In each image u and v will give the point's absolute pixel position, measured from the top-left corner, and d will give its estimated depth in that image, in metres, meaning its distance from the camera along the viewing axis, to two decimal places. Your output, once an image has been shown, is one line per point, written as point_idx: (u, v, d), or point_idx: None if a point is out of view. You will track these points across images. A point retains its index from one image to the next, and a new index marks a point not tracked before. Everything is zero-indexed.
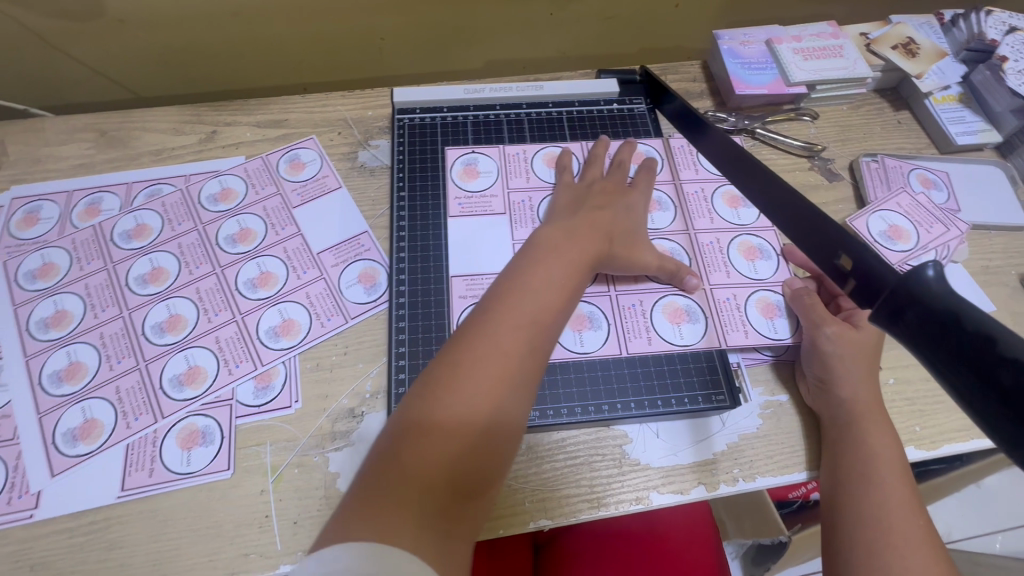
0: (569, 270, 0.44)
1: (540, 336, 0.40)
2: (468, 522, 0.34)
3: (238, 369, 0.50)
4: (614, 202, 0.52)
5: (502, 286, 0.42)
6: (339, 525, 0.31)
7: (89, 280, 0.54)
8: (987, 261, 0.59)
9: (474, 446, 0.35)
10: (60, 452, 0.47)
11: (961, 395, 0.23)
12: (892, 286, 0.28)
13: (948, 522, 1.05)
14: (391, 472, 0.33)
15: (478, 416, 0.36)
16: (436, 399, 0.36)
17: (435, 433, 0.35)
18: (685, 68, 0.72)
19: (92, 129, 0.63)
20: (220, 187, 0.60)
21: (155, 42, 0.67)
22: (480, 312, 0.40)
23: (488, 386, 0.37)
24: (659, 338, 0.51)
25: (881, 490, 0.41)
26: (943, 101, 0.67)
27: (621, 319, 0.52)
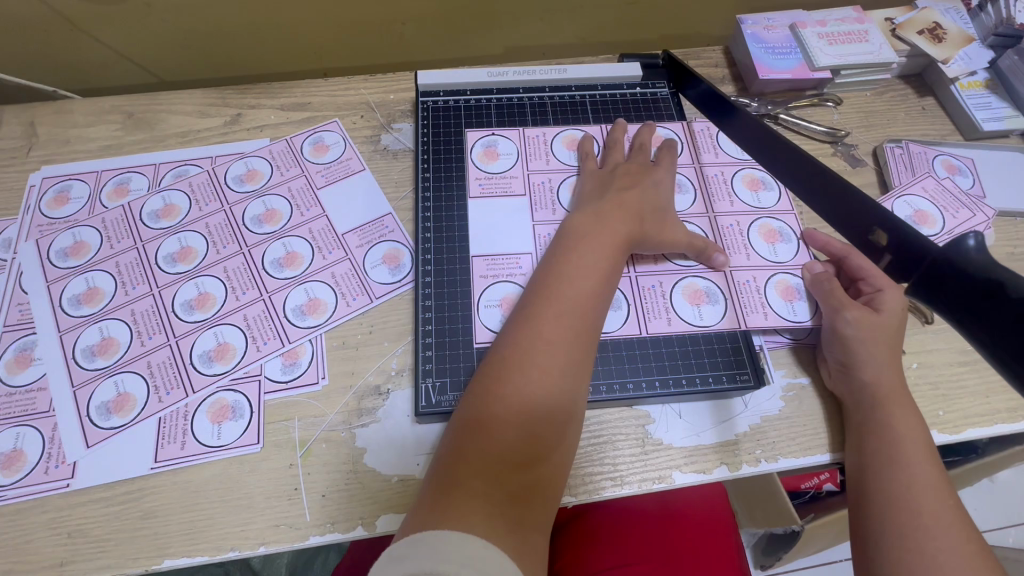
0: (609, 257, 0.44)
1: (583, 321, 0.41)
2: (540, 509, 0.35)
3: (266, 346, 0.51)
4: (640, 180, 0.52)
5: (539, 279, 0.43)
6: (417, 520, 0.32)
7: (119, 258, 0.55)
8: (1013, 247, 0.59)
9: (532, 436, 0.36)
10: (95, 424, 0.48)
11: (1008, 363, 0.23)
12: (933, 258, 0.28)
13: None
14: (456, 466, 0.34)
15: (532, 406, 0.37)
16: (489, 394, 0.37)
17: (494, 426, 0.36)
18: (707, 54, 0.71)
19: (119, 111, 0.64)
20: (246, 168, 0.61)
21: (180, 25, 0.68)
22: (523, 307, 0.41)
23: (541, 377, 0.37)
24: (680, 319, 0.52)
25: (910, 472, 0.41)
26: (969, 87, 0.66)
27: (642, 299, 0.52)
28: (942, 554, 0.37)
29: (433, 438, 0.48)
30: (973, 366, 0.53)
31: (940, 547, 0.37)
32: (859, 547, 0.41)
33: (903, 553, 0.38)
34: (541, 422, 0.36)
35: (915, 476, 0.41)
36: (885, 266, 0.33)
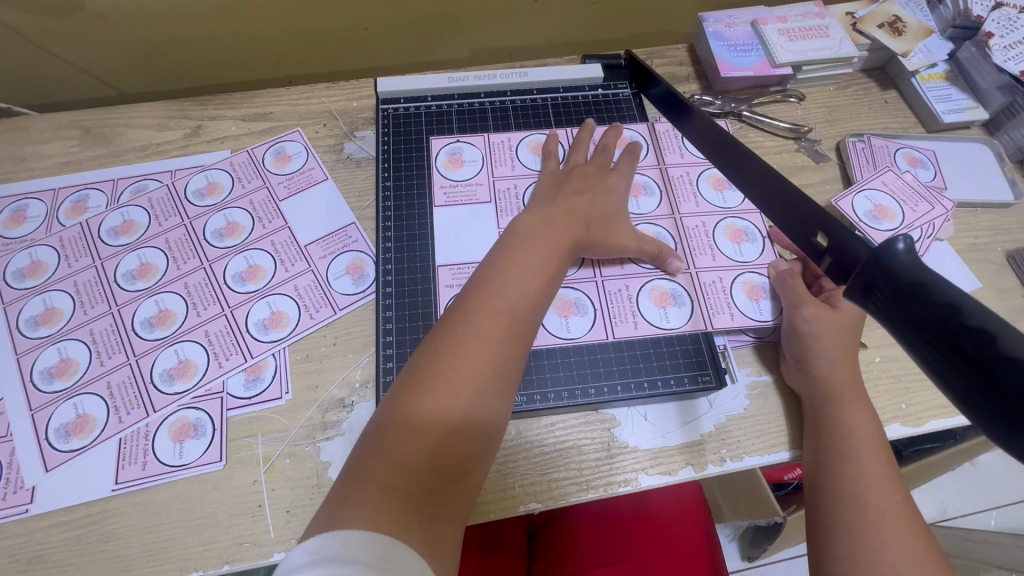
0: (550, 259, 0.44)
1: (519, 322, 0.41)
2: (454, 506, 0.35)
3: (228, 362, 0.51)
4: (594, 185, 0.52)
5: (481, 275, 0.43)
6: (327, 513, 0.32)
7: (78, 277, 0.55)
8: (973, 239, 0.60)
9: (456, 433, 0.36)
10: (54, 447, 0.47)
11: (929, 366, 0.23)
12: (864, 260, 0.28)
13: (943, 500, 1.06)
14: (376, 459, 0.34)
15: (459, 403, 0.37)
16: (418, 388, 0.37)
17: (418, 421, 0.36)
18: (671, 52, 0.71)
19: (76, 126, 0.63)
20: (206, 181, 0.60)
21: (137, 37, 0.67)
22: (460, 302, 0.41)
23: (469, 374, 0.37)
24: (644, 322, 0.52)
25: (861, 469, 0.41)
26: (929, 80, 0.67)
27: (609, 304, 0.52)
28: (889, 548, 0.37)
29: None
30: None
31: (887, 541, 0.37)
32: (814, 544, 0.41)
33: (852, 547, 0.38)
34: (467, 419, 0.37)
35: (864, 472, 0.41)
36: (825, 268, 0.34)
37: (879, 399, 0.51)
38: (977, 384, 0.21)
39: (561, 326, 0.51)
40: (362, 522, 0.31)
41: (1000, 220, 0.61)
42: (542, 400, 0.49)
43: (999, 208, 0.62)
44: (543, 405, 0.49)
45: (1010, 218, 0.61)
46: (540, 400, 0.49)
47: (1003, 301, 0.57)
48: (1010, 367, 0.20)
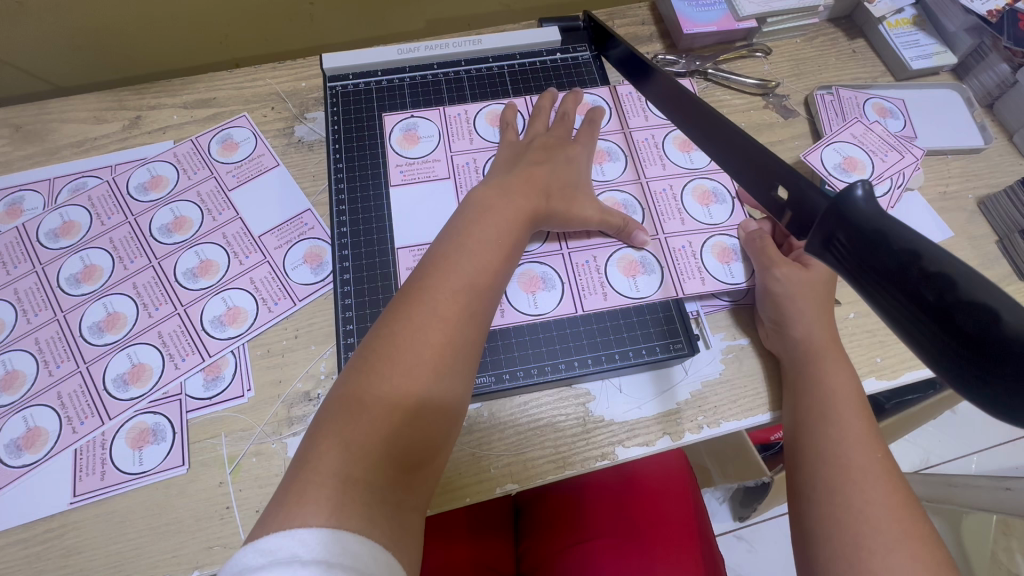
0: (509, 234, 0.43)
1: (478, 301, 0.39)
2: (416, 491, 0.34)
3: (184, 363, 0.49)
4: (554, 155, 0.50)
5: (437, 252, 0.41)
6: (281, 508, 0.30)
7: (18, 284, 0.52)
8: (944, 187, 0.59)
9: (418, 417, 0.35)
10: (5, 464, 0.45)
11: (889, 314, 0.22)
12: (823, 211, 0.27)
13: (926, 448, 1.08)
14: (333, 448, 0.32)
15: (419, 387, 0.35)
16: (375, 373, 0.35)
17: (376, 407, 0.34)
18: (632, 11, 0.68)
19: (5, 124, 0.59)
20: (149, 175, 0.57)
21: (63, 24, 0.62)
22: (417, 282, 0.39)
23: (429, 357, 0.36)
24: (615, 293, 0.50)
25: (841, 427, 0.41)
26: (897, 26, 0.65)
27: (580, 277, 0.51)
28: (867, 503, 0.37)
29: None
30: None
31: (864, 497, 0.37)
32: (794, 506, 0.41)
33: (832, 506, 0.38)
34: (427, 404, 0.35)
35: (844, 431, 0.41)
36: (785, 223, 0.33)
37: (854, 354, 0.51)
38: (940, 333, 0.20)
39: (528, 303, 0.50)
40: (324, 516, 0.29)
41: (971, 166, 0.60)
42: (512, 378, 0.47)
43: (970, 154, 0.61)
44: (513, 384, 0.47)
45: (981, 163, 0.60)
46: (509, 378, 0.47)
47: (975, 248, 0.56)
48: (971, 312, 0.19)
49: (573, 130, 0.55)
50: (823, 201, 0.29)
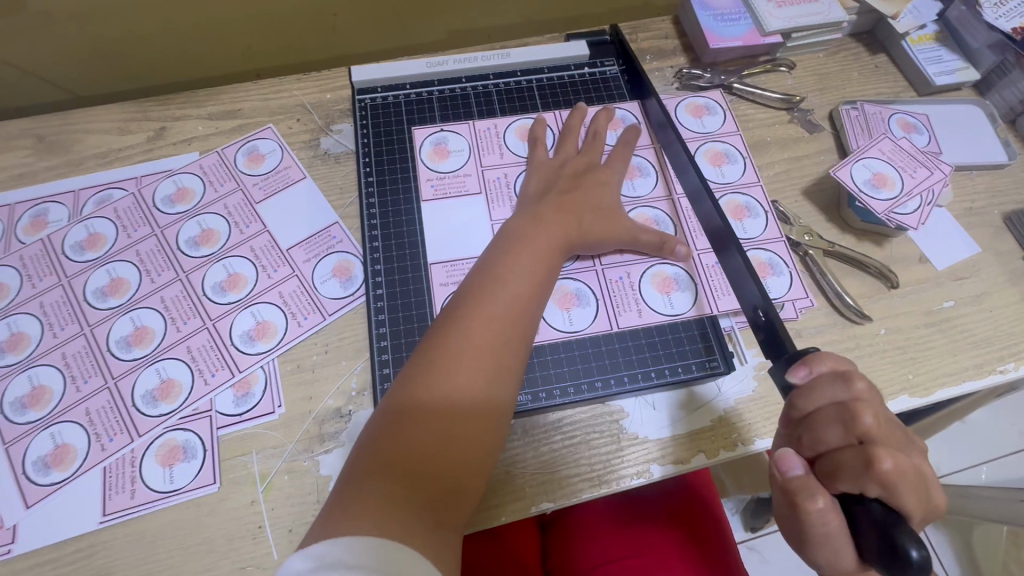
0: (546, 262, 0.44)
1: (516, 325, 0.40)
2: (456, 511, 0.34)
3: (214, 378, 0.48)
4: (583, 181, 0.51)
5: (474, 278, 0.42)
6: (326, 524, 0.32)
7: (44, 298, 0.51)
8: (969, 203, 0.59)
9: (455, 438, 0.35)
10: (33, 482, 0.44)
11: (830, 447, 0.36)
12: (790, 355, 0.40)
13: (938, 459, 1.08)
14: (373, 468, 0.34)
15: (455, 409, 0.36)
16: (412, 396, 0.36)
17: (415, 429, 0.35)
18: (656, 25, 0.68)
19: (29, 135, 0.59)
20: (175, 187, 0.56)
21: (87, 32, 0.61)
22: (454, 307, 0.40)
23: (466, 380, 0.37)
24: (652, 311, 0.50)
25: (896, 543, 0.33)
26: (920, 42, 0.65)
27: (617, 293, 0.51)
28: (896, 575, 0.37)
29: None
30: (938, 326, 0.53)
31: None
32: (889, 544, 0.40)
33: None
34: (465, 426, 0.36)
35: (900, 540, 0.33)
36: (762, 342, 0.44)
37: (886, 371, 0.51)
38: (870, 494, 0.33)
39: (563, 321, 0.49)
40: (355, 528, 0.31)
41: (996, 182, 0.60)
42: (548, 397, 0.47)
43: (995, 170, 0.61)
44: (549, 403, 0.47)
45: (1006, 178, 0.61)
46: (545, 397, 0.47)
47: (1003, 265, 0.56)
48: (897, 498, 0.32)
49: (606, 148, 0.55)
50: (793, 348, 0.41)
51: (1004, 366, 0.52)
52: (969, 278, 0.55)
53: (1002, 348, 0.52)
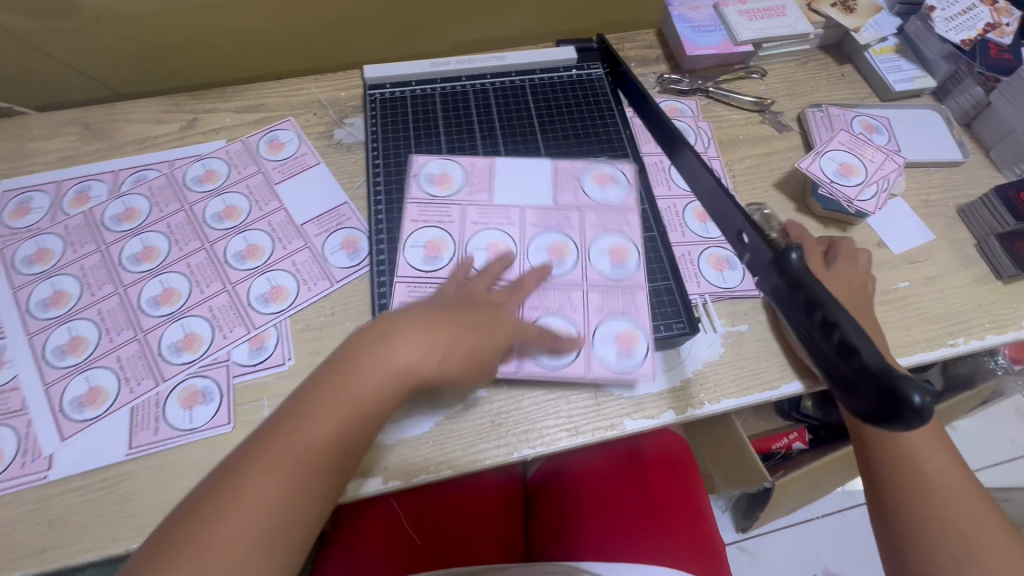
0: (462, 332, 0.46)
1: (387, 398, 0.41)
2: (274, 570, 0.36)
3: (232, 334, 0.54)
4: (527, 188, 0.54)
5: (365, 335, 0.43)
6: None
7: (84, 261, 0.57)
8: (925, 196, 0.64)
9: (287, 490, 0.37)
10: (68, 418, 0.49)
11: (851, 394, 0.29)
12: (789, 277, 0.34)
13: None
14: (202, 521, 0.35)
15: (293, 472, 0.37)
16: (266, 451, 0.37)
17: (251, 489, 0.36)
18: (640, 37, 0.75)
19: (76, 123, 0.66)
20: (203, 169, 0.63)
21: (131, 35, 0.69)
22: (339, 363, 0.41)
23: (312, 440, 0.38)
24: (587, 323, 0.52)
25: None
26: (881, 53, 0.72)
27: (565, 288, 0.53)
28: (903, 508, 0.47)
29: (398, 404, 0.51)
30: (893, 304, 0.58)
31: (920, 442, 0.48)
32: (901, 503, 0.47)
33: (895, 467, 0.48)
34: (301, 493, 0.37)
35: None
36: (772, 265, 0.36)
37: None
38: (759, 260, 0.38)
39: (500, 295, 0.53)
40: None
41: (950, 178, 0.66)
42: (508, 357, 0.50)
43: (950, 167, 0.66)
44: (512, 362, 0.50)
45: (960, 175, 0.66)
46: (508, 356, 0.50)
47: (955, 251, 0.61)
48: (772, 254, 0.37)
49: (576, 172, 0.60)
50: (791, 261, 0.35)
51: (954, 340, 0.56)
52: (924, 262, 0.60)
53: (952, 324, 0.57)
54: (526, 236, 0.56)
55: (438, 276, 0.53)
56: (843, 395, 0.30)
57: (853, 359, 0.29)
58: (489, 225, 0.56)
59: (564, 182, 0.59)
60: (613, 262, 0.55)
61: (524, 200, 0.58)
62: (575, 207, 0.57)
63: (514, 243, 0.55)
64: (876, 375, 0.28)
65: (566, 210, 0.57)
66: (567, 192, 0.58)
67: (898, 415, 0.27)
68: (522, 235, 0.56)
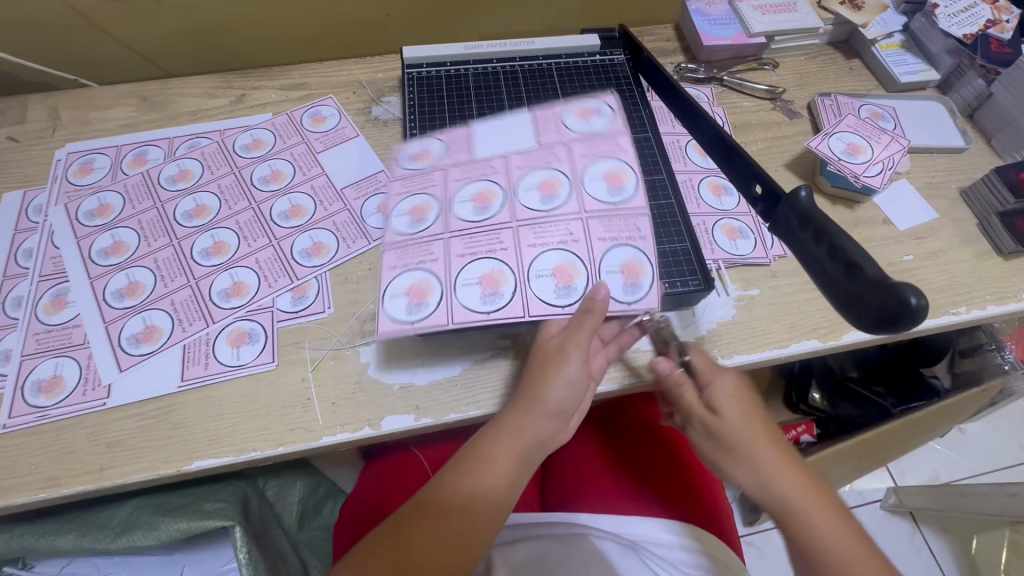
0: (550, 342, 0.49)
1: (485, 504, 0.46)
2: None
3: (277, 283, 0.58)
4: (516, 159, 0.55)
5: (473, 466, 0.47)
6: None
7: (141, 216, 0.61)
8: (930, 178, 0.68)
9: None
10: (126, 352, 0.53)
11: (853, 305, 0.33)
12: (796, 214, 0.38)
13: (936, 466, 1.15)
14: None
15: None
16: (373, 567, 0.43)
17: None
18: (659, 31, 0.80)
19: (135, 96, 0.72)
20: (252, 138, 0.68)
21: (186, 20, 0.74)
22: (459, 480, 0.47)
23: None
24: (591, 254, 0.52)
25: (750, 464, 0.49)
26: (887, 48, 0.76)
27: (563, 222, 0.54)
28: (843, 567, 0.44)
29: (430, 350, 0.55)
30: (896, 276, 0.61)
31: (824, 521, 0.46)
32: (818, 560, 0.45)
33: (804, 544, 0.45)
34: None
35: (745, 464, 0.49)
36: (780, 208, 0.39)
37: None
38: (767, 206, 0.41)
39: (495, 241, 0.53)
40: None
41: (953, 163, 0.69)
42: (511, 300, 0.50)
43: (954, 153, 0.70)
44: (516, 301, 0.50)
45: (964, 161, 0.69)
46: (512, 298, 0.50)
47: (958, 229, 0.64)
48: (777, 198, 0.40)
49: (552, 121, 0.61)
50: (796, 199, 0.38)
51: (956, 309, 0.59)
52: (927, 238, 0.63)
53: (954, 294, 0.60)
54: (517, 177, 0.56)
55: (425, 232, 0.54)
56: (847, 307, 0.34)
57: (857, 273, 0.33)
58: (473, 177, 0.57)
59: (542, 121, 0.61)
60: (609, 186, 0.55)
61: (508, 146, 0.59)
62: (561, 141, 0.59)
63: (503, 186, 0.56)
64: (876, 284, 0.32)
65: (551, 146, 0.59)
66: (550, 130, 0.60)
67: (898, 315, 0.31)
68: (512, 176, 0.56)
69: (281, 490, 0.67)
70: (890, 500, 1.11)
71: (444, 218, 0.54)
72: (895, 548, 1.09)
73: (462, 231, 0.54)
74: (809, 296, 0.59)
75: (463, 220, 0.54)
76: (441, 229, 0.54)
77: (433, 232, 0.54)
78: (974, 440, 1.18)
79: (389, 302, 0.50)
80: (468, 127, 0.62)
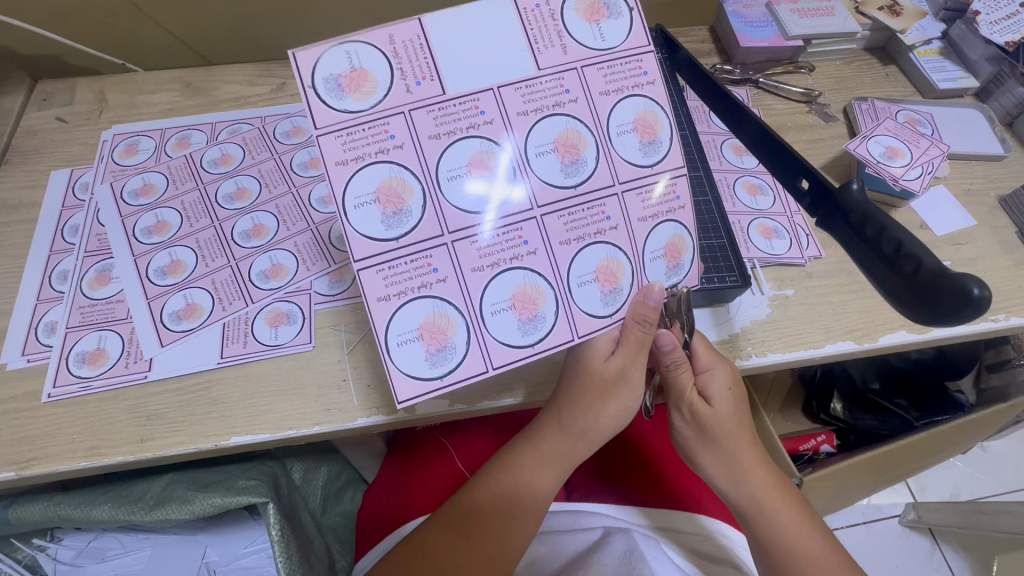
0: (609, 369, 0.49)
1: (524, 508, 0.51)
2: None
3: (315, 266, 0.58)
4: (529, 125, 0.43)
5: (515, 474, 0.51)
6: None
7: (184, 198, 0.63)
8: (968, 185, 0.67)
9: None
10: (167, 328, 0.54)
11: (912, 297, 0.33)
12: (846, 207, 0.37)
13: (956, 484, 1.13)
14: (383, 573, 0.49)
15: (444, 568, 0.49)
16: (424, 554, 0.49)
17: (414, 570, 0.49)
18: (695, 32, 0.80)
19: (179, 82, 0.73)
20: (292, 125, 0.69)
21: (230, 9, 0.76)
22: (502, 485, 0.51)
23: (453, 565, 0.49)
24: (632, 244, 0.46)
25: (728, 463, 0.52)
26: (926, 54, 0.76)
27: (594, 201, 0.45)
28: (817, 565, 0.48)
29: None
30: None
31: (789, 519, 0.50)
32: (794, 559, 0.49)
33: (762, 537, 0.51)
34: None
35: (724, 463, 0.52)
36: (829, 202, 0.39)
37: (886, 310, 0.58)
38: (812, 199, 0.41)
39: (514, 241, 0.44)
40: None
41: (991, 171, 0.69)
42: (535, 329, 0.45)
43: (992, 161, 0.69)
44: (543, 330, 0.45)
45: (1002, 169, 0.69)
46: (534, 330, 0.45)
47: (997, 237, 0.64)
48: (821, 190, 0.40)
49: (543, 24, 0.43)
50: (846, 192, 0.38)
51: (995, 316, 0.58)
52: (965, 244, 0.63)
53: (994, 301, 0.59)
54: (519, 134, 0.43)
55: (417, 241, 0.42)
56: (905, 300, 0.34)
57: (915, 265, 0.33)
58: (457, 133, 0.42)
59: (541, 31, 0.43)
60: (641, 142, 0.45)
61: (495, 77, 0.42)
62: (571, 66, 0.44)
63: (506, 150, 0.43)
64: (937, 276, 0.32)
65: (557, 74, 0.43)
66: (553, 46, 0.43)
67: (960, 306, 0.31)
68: (512, 133, 0.43)
69: (308, 473, 0.67)
70: (909, 515, 1.09)
71: (434, 210, 0.42)
72: (915, 564, 1.06)
73: (465, 233, 0.43)
74: (844, 297, 0.59)
75: (461, 214, 0.43)
76: (440, 234, 0.43)
77: (427, 237, 0.42)
78: (998, 458, 1.15)
79: (400, 354, 0.42)
80: (446, 38, 0.42)
